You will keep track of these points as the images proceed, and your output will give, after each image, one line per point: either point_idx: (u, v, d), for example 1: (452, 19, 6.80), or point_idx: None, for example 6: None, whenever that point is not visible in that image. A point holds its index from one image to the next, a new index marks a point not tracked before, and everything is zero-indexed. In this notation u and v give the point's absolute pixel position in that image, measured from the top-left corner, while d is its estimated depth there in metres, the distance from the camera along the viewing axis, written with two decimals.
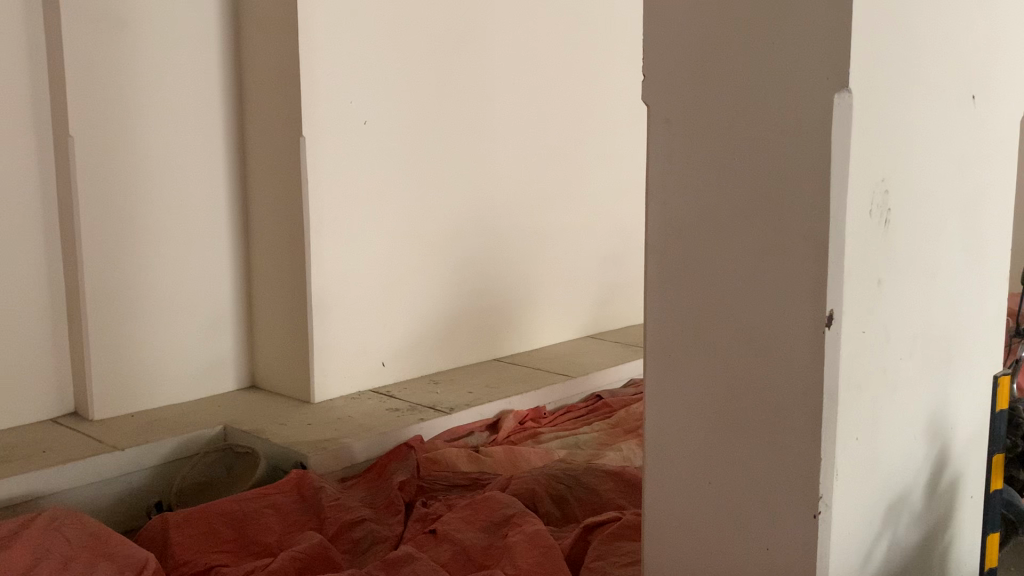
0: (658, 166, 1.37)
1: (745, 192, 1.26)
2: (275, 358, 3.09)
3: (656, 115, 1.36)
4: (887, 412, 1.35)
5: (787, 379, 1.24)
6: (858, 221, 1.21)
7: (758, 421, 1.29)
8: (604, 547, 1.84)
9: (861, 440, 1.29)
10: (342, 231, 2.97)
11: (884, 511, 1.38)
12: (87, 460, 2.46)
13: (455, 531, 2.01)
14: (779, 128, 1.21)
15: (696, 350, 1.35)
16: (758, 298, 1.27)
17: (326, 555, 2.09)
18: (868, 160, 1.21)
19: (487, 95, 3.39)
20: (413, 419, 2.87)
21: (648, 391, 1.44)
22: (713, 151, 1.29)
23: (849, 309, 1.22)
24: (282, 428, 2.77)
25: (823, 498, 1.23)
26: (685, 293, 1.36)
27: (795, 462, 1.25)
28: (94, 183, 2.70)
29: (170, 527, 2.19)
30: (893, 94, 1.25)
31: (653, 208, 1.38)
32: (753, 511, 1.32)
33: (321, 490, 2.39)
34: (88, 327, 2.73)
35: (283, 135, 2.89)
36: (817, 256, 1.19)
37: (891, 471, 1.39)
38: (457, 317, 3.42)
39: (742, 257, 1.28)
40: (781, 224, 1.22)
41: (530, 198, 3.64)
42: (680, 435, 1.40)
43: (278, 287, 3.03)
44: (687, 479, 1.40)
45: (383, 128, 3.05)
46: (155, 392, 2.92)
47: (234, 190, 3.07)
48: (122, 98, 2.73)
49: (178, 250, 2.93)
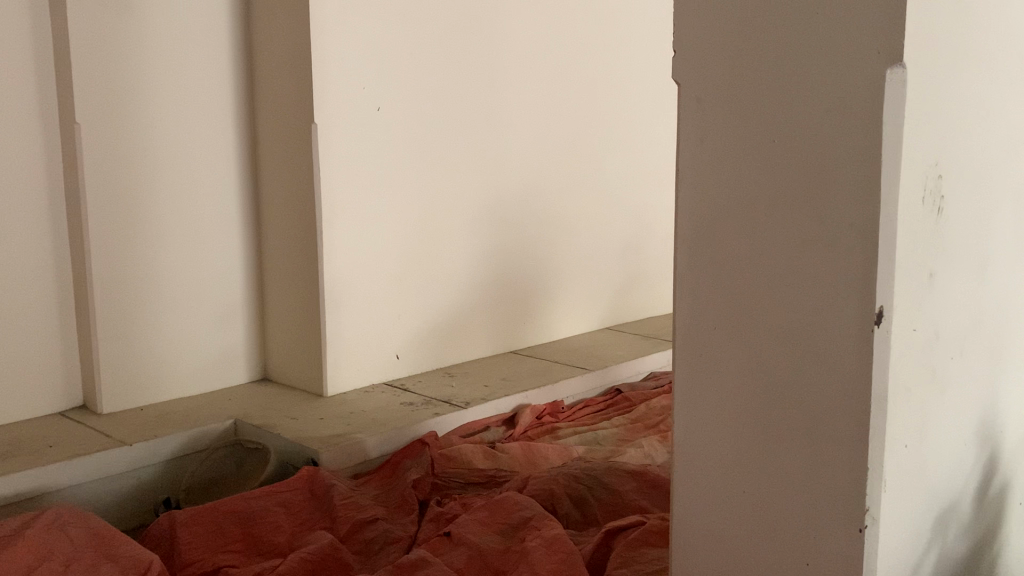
0: (688, 150, 1.26)
1: (785, 178, 1.16)
2: (287, 350, 3.01)
3: (686, 94, 1.26)
4: (937, 414, 1.25)
5: (831, 381, 1.14)
6: (909, 209, 1.11)
7: (798, 427, 1.19)
8: (627, 554, 1.74)
9: (909, 446, 1.19)
10: (354, 220, 2.89)
11: (932, 521, 1.28)
12: (93, 455, 2.39)
13: (470, 535, 1.92)
14: (824, 107, 1.10)
15: (730, 349, 1.25)
16: (799, 293, 1.16)
17: (338, 556, 2.01)
18: (920, 141, 1.11)
19: (503, 79, 3.29)
20: (428, 413, 2.79)
21: (676, 394, 1.34)
22: (751, 133, 1.19)
23: (899, 305, 1.12)
24: (294, 423, 2.69)
25: (870, 511, 1.13)
26: (718, 288, 1.26)
27: (839, 471, 1.15)
28: (100, 171, 2.62)
29: (177, 525, 2.12)
30: (948, 69, 1.14)
31: (682, 196, 1.28)
32: (791, 524, 1.22)
33: (334, 488, 2.31)
34: (95, 318, 2.66)
35: (294, 121, 2.81)
36: (865, 248, 1.09)
37: (941, 479, 1.29)
38: (473, 308, 3.33)
39: (782, 248, 1.18)
40: (825, 212, 1.12)
41: (547, 187, 3.53)
42: (713, 440, 1.30)
43: (289, 278, 2.95)
44: (720, 488, 1.30)
45: (396, 114, 2.95)
46: (164, 383, 2.84)
47: (244, 176, 2.98)
48: (130, 83, 2.65)
49: (187, 239, 2.85)
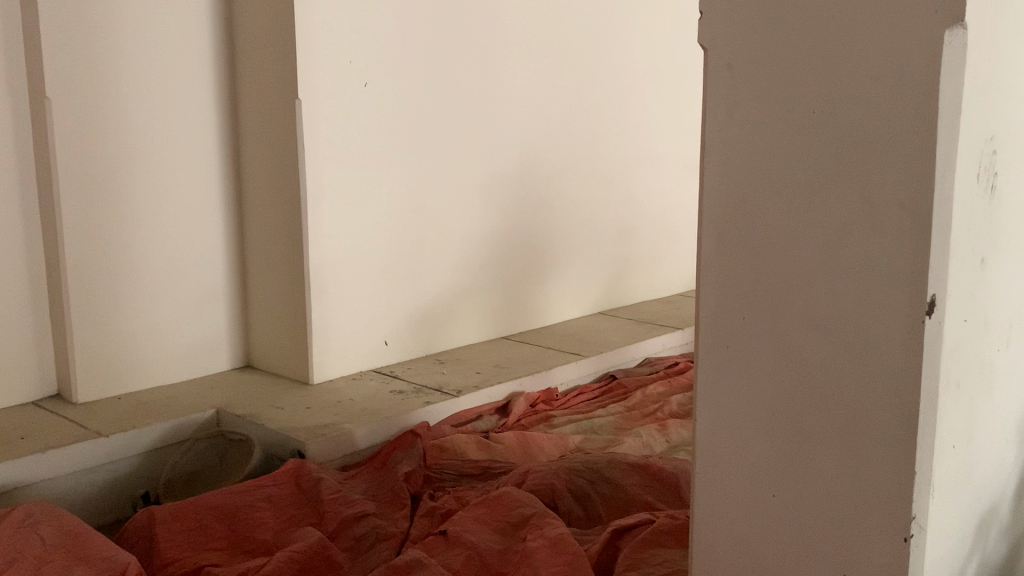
0: (716, 123, 1.15)
1: (824, 154, 1.05)
2: (271, 335, 2.89)
3: (715, 60, 1.14)
4: (983, 412, 1.16)
5: (875, 379, 1.04)
6: (964, 189, 1.01)
7: (835, 428, 1.09)
8: (636, 556, 1.64)
9: (957, 447, 1.10)
10: (340, 200, 2.76)
11: (975, 525, 1.19)
12: (68, 448, 2.27)
13: (467, 533, 1.82)
14: (872, 74, 1.00)
15: (761, 339, 1.15)
16: (841, 279, 1.06)
17: (326, 555, 1.89)
18: (977, 113, 1.01)
19: (497, 56, 3.16)
20: (419, 401, 2.68)
21: (699, 389, 1.24)
22: (787, 104, 1.08)
23: (951, 294, 1.02)
24: (280, 412, 2.58)
25: (916, 520, 1.04)
26: (747, 274, 1.15)
27: (881, 475, 1.05)
28: (73, 150, 2.48)
29: (156, 522, 2.00)
30: (1004, 34, 1.04)
31: (709, 174, 1.17)
32: (827, 533, 1.12)
33: (321, 482, 2.20)
34: (70, 304, 2.53)
35: (278, 98, 2.67)
36: (917, 231, 0.99)
37: (984, 480, 1.20)
38: (465, 293, 3.22)
39: (820, 231, 1.07)
40: (873, 190, 1.01)
41: (541, 168, 3.42)
42: (741, 440, 1.20)
43: (274, 262, 2.82)
44: (748, 490, 1.20)
45: (386, 91, 2.82)
46: (142, 371, 2.72)
47: (226, 154, 2.84)
48: (103, 56, 2.51)
49: (166, 220, 2.72)
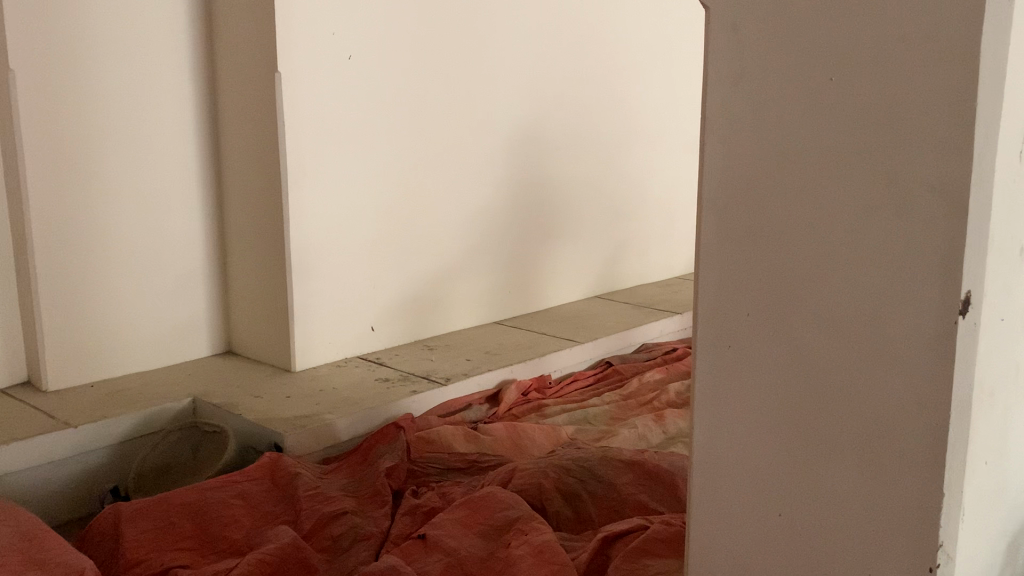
0: (719, 93, 1.01)
1: (842, 130, 0.91)
2: (251, 320, 2.75)
3: (718, 20, 1.00)
4: (1017, 420, 1.03)
5: (898, 387, 0.91)
6: (1005, 169, 0.88)
7: (851, 441, 0.96)
8: (627, 567, 1.52)
9: (989, 462, 0.97)
10: (322, 179, 2.61)
11: (1005, 545, 1.06)
12: (35, 439, 2.15)
13: (447, 537, 1.69)
14: (900, 36, 0.86)
15: (767, 338, 1.02)
16: (859, 272, 0.92)
17: (300, 557, 1.76)
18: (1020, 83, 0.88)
19: (488, 27, 3.01)
20: (405, 390, 2.55)
21: (697, 392, 1.11)
22: (799, 71, 0.94)
23: (989, 288, 0.89)
24: (258, 401, 2.45)
25: (944, 548, 0.91)
26: (751, 266, 1.02)
27: (904, 495, 0.92)
28: (38, 124, 2.34)
29: (121, 520, 1.88)
30: None
31: (710, 150, 1.04)
32: (839, 557, 0.99)
33: (298, 477, 2.07)
34: (37, 288, 2.40)
35: (256, 70, 2.52)
36: (952, 220, 0.85)
37: (1015, 497, 1.07)
38: (455, 275, 3.08)
39: (836, 216, 0.93)
40: (900, 171, 0.88)
41: (535, 145, 3.27)
42: (744, 451, 1.07)
43: (253, 243, 2.68)
44: (749, 506, 1.07)
45: (371, 63, 2.67)
46: (116, 357, 2.59)
47: (203, 128, 2.69)
48: (70, 24, 2.36)
49: (139, 197, 2.57)
